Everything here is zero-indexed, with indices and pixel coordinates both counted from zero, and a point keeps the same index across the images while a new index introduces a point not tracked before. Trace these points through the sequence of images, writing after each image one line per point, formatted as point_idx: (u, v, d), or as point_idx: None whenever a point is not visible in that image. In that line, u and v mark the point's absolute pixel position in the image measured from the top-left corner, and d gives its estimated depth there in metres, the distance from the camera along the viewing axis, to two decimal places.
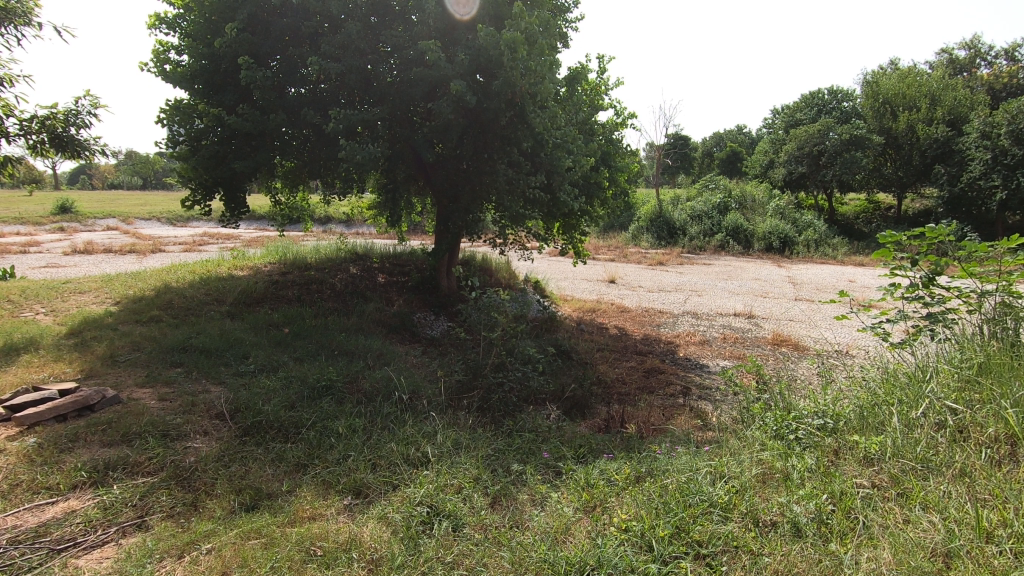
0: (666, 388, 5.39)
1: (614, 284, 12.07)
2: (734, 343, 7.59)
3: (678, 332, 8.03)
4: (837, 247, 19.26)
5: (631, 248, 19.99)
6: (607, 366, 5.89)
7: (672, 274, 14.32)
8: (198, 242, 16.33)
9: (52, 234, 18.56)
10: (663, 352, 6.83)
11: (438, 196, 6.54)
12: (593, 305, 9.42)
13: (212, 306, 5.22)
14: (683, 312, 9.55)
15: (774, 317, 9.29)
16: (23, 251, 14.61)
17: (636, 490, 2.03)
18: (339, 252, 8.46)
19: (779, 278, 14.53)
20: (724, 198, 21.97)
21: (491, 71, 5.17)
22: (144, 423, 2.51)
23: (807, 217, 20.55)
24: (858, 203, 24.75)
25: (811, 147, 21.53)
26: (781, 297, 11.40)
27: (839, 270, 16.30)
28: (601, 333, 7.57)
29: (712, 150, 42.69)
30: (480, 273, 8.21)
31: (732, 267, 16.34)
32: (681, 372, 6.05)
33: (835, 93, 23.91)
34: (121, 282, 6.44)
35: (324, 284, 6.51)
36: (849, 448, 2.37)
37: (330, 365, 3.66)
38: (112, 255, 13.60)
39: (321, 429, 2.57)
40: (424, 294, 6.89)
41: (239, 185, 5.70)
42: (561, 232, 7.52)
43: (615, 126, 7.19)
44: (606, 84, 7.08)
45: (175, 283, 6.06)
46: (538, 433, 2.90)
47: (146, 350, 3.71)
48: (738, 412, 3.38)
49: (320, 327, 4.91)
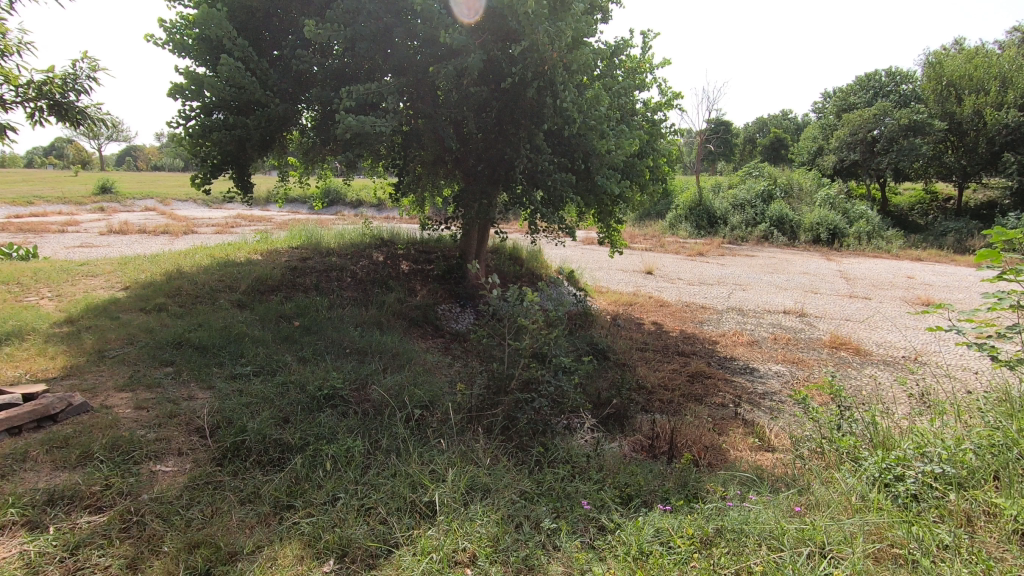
0: (714, 398, 4.82)
1: (652, 275, 11.43)
2: (787, 345, 6.91)
3: (723, 331, 7.40)
4: (891, 240, 18.11)
5: (668, 237, 19.18)
6: (647, 369, 5.36)
7: (714, 266, 13.57)
8: (229, 224, 16.31)
9: (92, 215, 18.85)
10: (709, 354, 6.23)
11: (466, 180, 6.06)
12: (630, 298, 8.84)
13: (223, 294, 4.88)
14: (727, 308, 8.88)
15: (828, 316, 8.53)
16: (63, 230, 14.83)
17: (707, 570, 1.54)
18: (364, 237, 8.10)
19: (830, 272, 13.59)
20: (769, 186, 20.86)
21: (518, 36, 4.68)
22: (106, 441, 2.11)
23: (859, 208, 19.31)
24: (914, 193, 23.25)
25: (865, 133, 20.23)
26: (834, 294, 10.55)
27: (895, 265, 15.25)
28: (639, 330, 7.01)
29: (755, 136, 40.95)
30: (511, 262, 7.75)
31: (777, 259, 15.46)
32: (730, 378, 5.46)
33: (893, 76, 22.43)
34: (136, 265, 6.17)
35: (345, 272, 6.13)
36: (987, 515, 1.82)
37: (337, 367, 3.24)
38: (145, 235, 13.63)
39: (312, 456, 2.14)
40: (450, 284, 6.46)
41: (247, 163, 5.50)
42: (596, 220, 6.97)
43: (658, 109, 6.56)
44: (649, 60, 6.42)
45: (189, 268, 5.76)
46: (572, 465, 2.42)
47: (138, 345, 3.36)
48: (812, 440, 2.83)
49: (335, 320, 4.52)
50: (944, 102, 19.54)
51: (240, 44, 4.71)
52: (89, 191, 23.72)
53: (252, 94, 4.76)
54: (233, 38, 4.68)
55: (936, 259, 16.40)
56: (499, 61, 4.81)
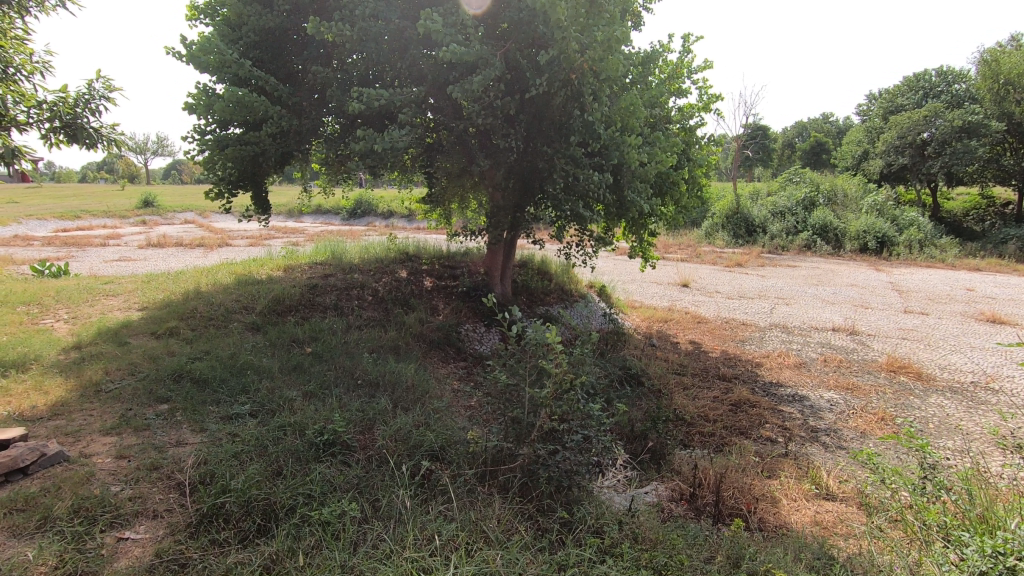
0: (761, 432, 4.40)
1: (688, 288, 10.94)
2: (839, 368, 6.36)
3: (767, 351, 6.89)
4: (946, 249, 17.10)
5: (705, 247, 18.53)
6: (685, 397, 4.96)
7: (753, 278, 12.95)
8: (263, 236, 16.51)
9: (134, 228, 19.43)
10: (752, 378, 5.76)
11: (491, 194, 5.79)
12: (665, 314, 8.40)
13: (238, 316, 4.70)
14: (770, 325, 8.34)
15: (882, 335, 7.91)
16: (105, 243, 15.21)
17: None
18: (389, 251, 7.91)
19: (880, 284, 12.78)
20: (811, 192, 19.98)
21: (541, 42, 4.41)
22: (71, 503, 1.87)
23: (909, 215, 18.34)
24: (969, 198, 21.98)
25: (915, 136, 19.21)
26: (887, 309, 9.85)
27: (951, 276, 14.32)
28: (676, 350, 6.59)
29: (794, 140, 39.74)
30: (539, 277, 7.44)
31: (821, 269, 14.72)
32: (778, 408, 4.98)
33: (944, 75, 21.29)
34: (158, 283, 6.08)
35: (366, 289, 5.91)
36: None
37: (345, 404, 2.98)
38: (181, 249, 13.85)
39: (300, 527, 1.89)
40: (475, 302, 6.18)
41: (264, 179, 5.44)
42: (628, 233, 6.60)
43: (697, 114, 6.16)
44: (685, 65, 6.01)
45: (207, 286, 5.62)
46: (602, 539, 2.10)
47: (138, 377, 3.15)
48: (899, 511, 2.41)
49: (351, 345, 4.27)
50: (1001, 101, 18.36)
51: (244, 65, 4.57)
52: (133, 204, 24.52)
53: (262, 111, 4.64)
54: (237, 62, 4.56)
55: (996, 269, 15.36)
56: (524, 69, 4.53)
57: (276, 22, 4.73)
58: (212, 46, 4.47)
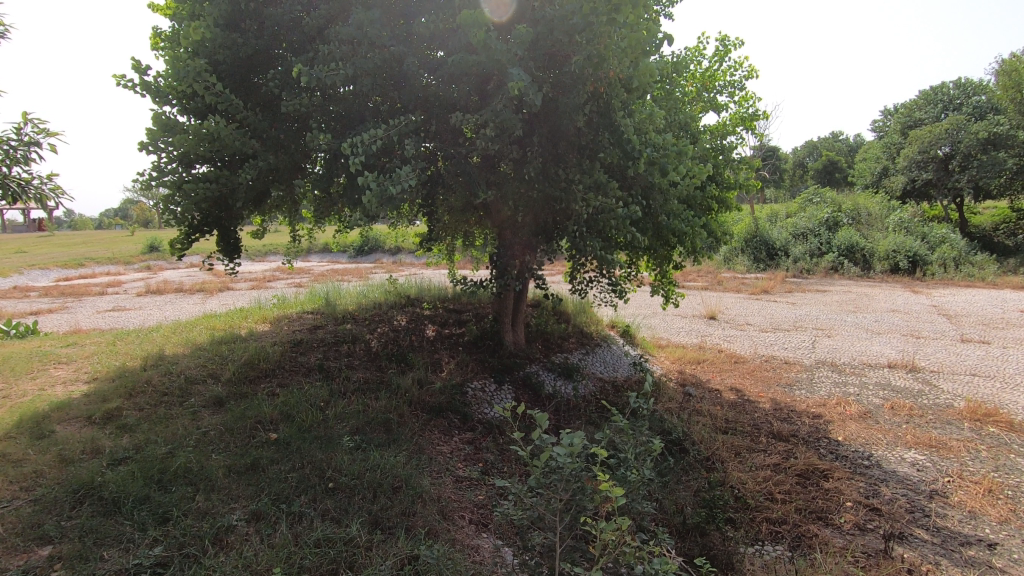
0: (844, 517, 3.52)
1: (716, 322, 10.07)
2: (911, 418, 5.39)
3: (822, 397, 5.98)
4: (983, 267, 16.09)
5: (725, 273, 17.66)
6: (742, 467, 4.09)
7: (784, 306, 12.05)
8: (266, 278, 15.95)
9: (137, 274, 19.02)
10: (814, 436, 4.85)
11: (501, 229, 5.04)
12: (698, 353, 7.51)
13: (198, 388, 3.91)
14: (817, 363, 7.42)
15: (947, 372, 6.94)
16: (103, 293, 14.68)
17: None
18: (388, 294, 7.18)
19: (922, 309, 11.81)
20: (833, 212, 19.17)
21: (575, 53, 3.59)
22: None
23: (939, 232, 17.45)
24: (997, 211, 21.03)
25: (936, 150, 18.51)
26: (940, 338, 8.90)
27: (998, 296, 13.28)
28: (718, 400, 5.70)
29: (804, 160, 39.41)
30: (555, 319, 6.65)
31: (854, 294, 13.78)
32: (856, 479, 4.06)
33: (963, 88, 20.71)
34: (120, 345, 5.30)
35: (358, 343, 5.11)
36: None
37: (300, 535, 2.22)
38: (178, 296, 13.27)
39: None
40: (483, 354, 5.36)
41: (234, 223, 4.77)
42: (653, 267, 5.81)
43: (730, 130, 5.45)
44: (715, 79, 5.32)
45: (173, 349, 4.86)
46: None
47: (32, 496, 2.39)
48: None
49: (331, 424, 3.47)
50: None
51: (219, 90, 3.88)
52: (140, 250, 24.27)
53: (236, 147, 3.98)
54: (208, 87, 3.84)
55: None
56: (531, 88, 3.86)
57: (253, 51, 4.14)
58: (190, 71, 3.83)
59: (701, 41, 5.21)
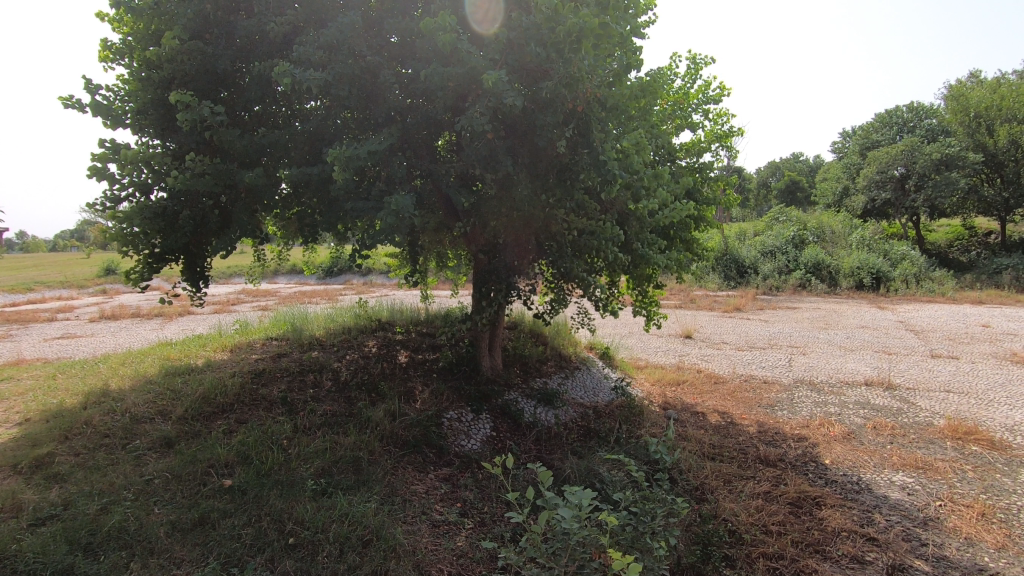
0: (841, 551, 3.35)
1: (693, 341, 10.01)
2: (895, 438, 5.32)
3: (805, 418, 5.88)
4: (942, 283, 16.59)
5: (697, 291, 17.77)
6: (733, 498, 3.90)
7: (758, 323, 12.11)
8: (230, 301, 15.32)
9: (90, 298, 18.09)
10: (801, 461, 4.71)
11: (478, 251, 4.82)
12: (677, 374, 7.37)
13: (145, 428, 3.53)
14: (796, 382, 7.36)
15: (923, 389, 6.95)
16: (51, 319, 13.79)
17: None
18: (358, 318, 6.84)
19: (890, 324, 12.02)
20: (799, 231, 19.62)
21: (552, 71, 3.41)
22: None
23: (900, 249, 17.99)
24: (952, 229, 21.84)
25: (894, 170, 19.18)
26: (912, 354, 9.00)
27: (960, 311, 13.64)
28: (703, 423, 5.53)
29: (768, 180, 40.61)
30: (533, 342, 6.43)
31: (823, 310, 13.97)
32: (850, 507, 3.91)
33: (916, 111, 21.64)
34: (61, 379, 4.83)
35: (325, 373, 4.77)
36: None
37: None
38: (134, 322, 12.56)
39: None
40: (459, 381, 5.09)
41: (203, 250, 4.46)
42: (633, 287, 5.66)
43: (707, 149, 5.38)
44: (690, 98, 5.27)
45: (120, 384, 4.44)
46: None
47: None
48: None
49: (293, 466, 3.15)
50: (974, 134, 18.44)
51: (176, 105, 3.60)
52: (94, 273, 23.17)
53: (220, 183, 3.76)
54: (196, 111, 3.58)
55: (1000, 302, 14.79)
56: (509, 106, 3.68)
57: (215, 63, 3.85)
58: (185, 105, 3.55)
59: (675, 59, 5.16)
